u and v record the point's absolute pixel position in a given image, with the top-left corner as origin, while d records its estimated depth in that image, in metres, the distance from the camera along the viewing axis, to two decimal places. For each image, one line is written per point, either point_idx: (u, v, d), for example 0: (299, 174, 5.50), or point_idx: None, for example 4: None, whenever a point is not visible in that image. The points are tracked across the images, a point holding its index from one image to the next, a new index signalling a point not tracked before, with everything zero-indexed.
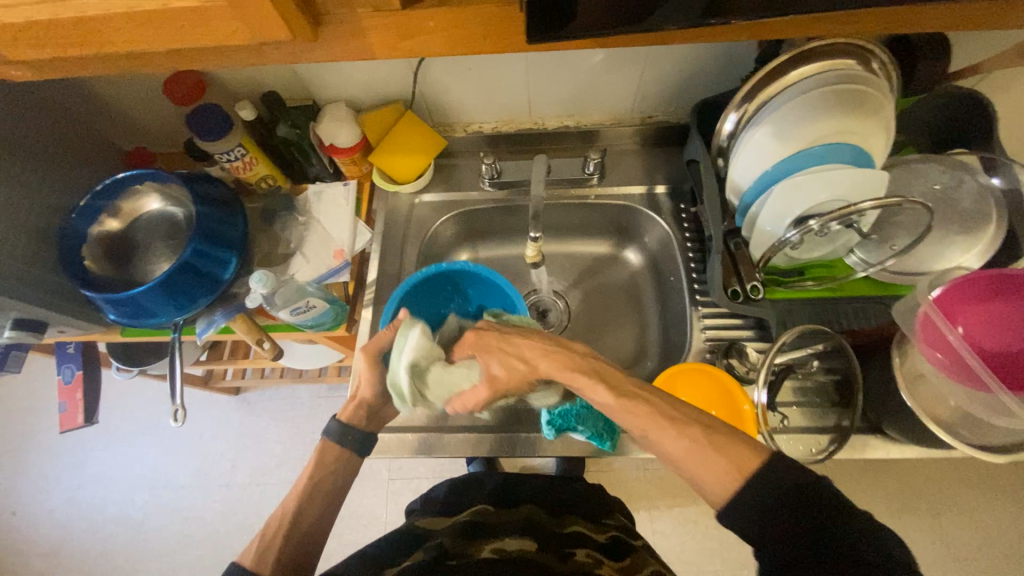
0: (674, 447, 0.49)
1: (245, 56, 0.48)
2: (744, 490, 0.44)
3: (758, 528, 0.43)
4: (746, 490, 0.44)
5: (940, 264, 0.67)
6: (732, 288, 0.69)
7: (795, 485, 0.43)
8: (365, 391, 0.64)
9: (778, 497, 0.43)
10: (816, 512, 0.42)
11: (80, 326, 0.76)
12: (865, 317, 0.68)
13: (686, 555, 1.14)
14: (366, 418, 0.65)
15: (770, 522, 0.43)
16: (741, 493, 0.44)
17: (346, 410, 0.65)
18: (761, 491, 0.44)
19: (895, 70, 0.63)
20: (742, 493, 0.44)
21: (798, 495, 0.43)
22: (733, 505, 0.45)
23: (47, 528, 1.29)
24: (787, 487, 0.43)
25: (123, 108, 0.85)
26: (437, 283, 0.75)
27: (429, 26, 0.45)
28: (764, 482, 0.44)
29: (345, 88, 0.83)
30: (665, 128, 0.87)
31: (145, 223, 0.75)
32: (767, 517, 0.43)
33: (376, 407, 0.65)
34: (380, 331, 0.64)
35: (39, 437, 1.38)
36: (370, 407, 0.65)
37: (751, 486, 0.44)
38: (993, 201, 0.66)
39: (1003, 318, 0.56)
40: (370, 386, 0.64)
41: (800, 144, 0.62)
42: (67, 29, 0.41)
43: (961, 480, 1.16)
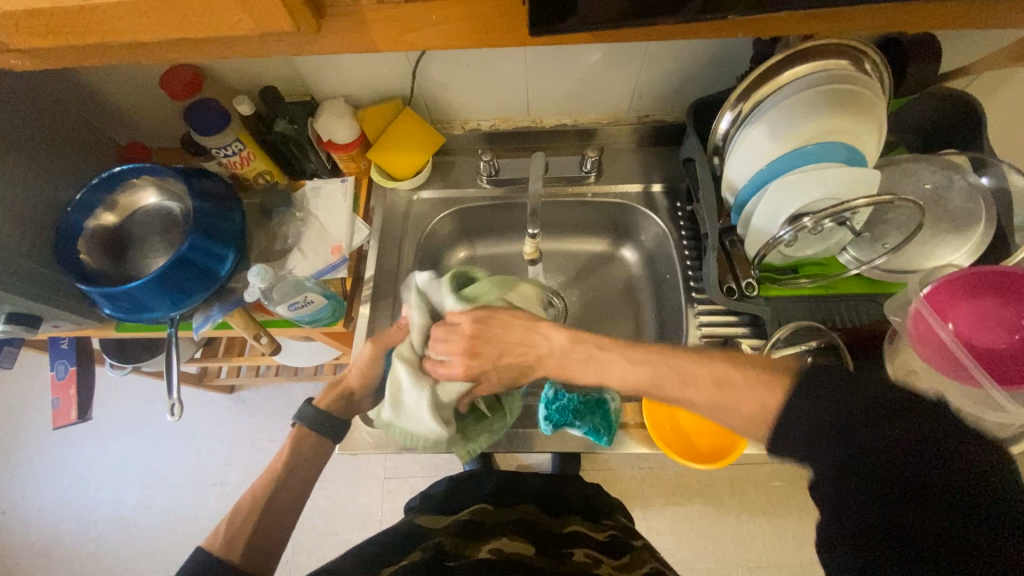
0: None
1: (247, 47, 0.48)
2: (789, 411, 0.44)
3: (816, 429, 0.42)
4: (793, 407, 0.44)
5: (931, 262, 0.68)
6: (727, 285, 0.70)
7: (843, 390, 0.42)
8: (350, 381, 0.67)
9: (829, 409, 0.42)
10: (871, 412, 0.41)
11: (74, 321, 0.76)
12: (856, 314, 0.69)
13: (680, 552, 1.15)
14: (344, 405, 0.67)
15: (826, 438, 0.42)
16: (789, 412, 0.44)
17: (324, 396, 0.67)
18: (808, 406, 0.43)
19: (886, 71, 0.64)
20: (788, 416, 0.44)
21: (840, 404, 0.42)
22: (781, 426, 0.45)
23: (37, 527, 1.27)
24: (834, 399, 0.42)
25: (118, 103, 0.85)
26: None
27: (432, 19, 0.46)
28: (804, 401, 0.44)
29: (343, 84, 0.83)
30: (661, 127, 0.88)
31: (140, 217, 0.75)
32: (823, 434, 0.42)
33: (353, 398, 0.67)
34: (392, 328, 0.66)
35: (29, 436, 1.36)
36: (348, 396, 0.67)
37: (798, 404, 0.44)
38: (983, 199, 0.67)
39: (988, 316, 0.57)
40: (357, 375, 0.66)
41: (794, 143, 0.63)
42: (70, 18, 0.41)
43: None
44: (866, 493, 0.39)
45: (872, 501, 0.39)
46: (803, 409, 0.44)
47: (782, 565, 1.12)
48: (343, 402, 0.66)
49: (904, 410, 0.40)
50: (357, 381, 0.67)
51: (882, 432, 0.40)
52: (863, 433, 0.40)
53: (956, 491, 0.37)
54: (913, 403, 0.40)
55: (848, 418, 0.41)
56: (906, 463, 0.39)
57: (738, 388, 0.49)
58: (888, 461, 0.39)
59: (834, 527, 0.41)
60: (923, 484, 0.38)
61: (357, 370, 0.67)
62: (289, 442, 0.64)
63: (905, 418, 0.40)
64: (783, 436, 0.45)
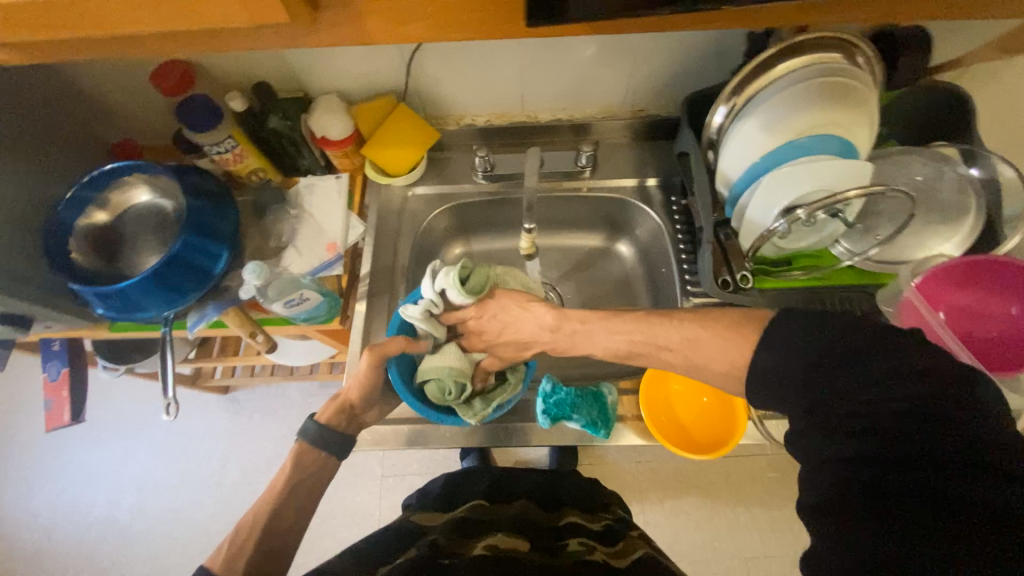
0: None
1: (239, 40, 0.47)
2: (761, 361, 0.45)
3: (793, 373, 0.42)
4: (762, 359, 0.45)
5: (921, 254, 0.69)
6: (722, 277, 0.70)
7: (809, 329, 0.43)
8: (350, 393, 0.66)
9: (793, 355, 0.43)
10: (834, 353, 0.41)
11: (67, 322, 0.75)
12: (849, 305, 0.70)
13: (678, 545, 1.16)
14: (346, 419, 0.66)
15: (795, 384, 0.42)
16: (759, 365, 0.45)
17: (324, 410, 0.66)
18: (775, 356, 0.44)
19: (878, 64, 0.65)
20: (761, 367, 0.45)
21: (803, 349, 0.42)
22: (754, 377, 0.46)
23: (30, 531, 1.26)
24: (801, 346, 0.43)
25: (108, 100, 0.84)
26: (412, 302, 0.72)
27: (427, 12, 0.46)
28: (772, 350, 0.44)
29: (337, 80, 0.83)
30: (655, 121, 0.88)
31: (133, 216, 0.74)
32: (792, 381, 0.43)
33: (354, 410, 0.66)
34: (393, 337, 0.66)
35: (21, 439, 1.35)
36: (349, 409, 0.66)
37: (765, 354, 0.45)
38: (974, 191, 0.68)
39: (970, 308, 0.59)
40: (357, 387, 0.65)
41: (788, 136, 0.64)
42: (60, 11, 0.41)
43: None
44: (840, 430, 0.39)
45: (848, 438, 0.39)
46: (773, 360, 0.44)
47: (779, 556, 1.13)
48: (345, 416, 0.65)
49: (871, 341, 0.40)
50: (358, 393, 0.66)
51: (848, 370, 0.40)
52: (831, 369, 0.41)
53: (926, 408, 0.37)
54: (874, 335, 0.41)
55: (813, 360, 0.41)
56: (872, 394, 0.39)
57: (734, 378, 0.49)
58: (855, 395, 0.39)
59: (816, 472, 0.40)
60: (894, 412, 0.38)
61: (356, 381, 0.65)
62: (290, 458, 0.64)
63: (867, 351, 0.40)
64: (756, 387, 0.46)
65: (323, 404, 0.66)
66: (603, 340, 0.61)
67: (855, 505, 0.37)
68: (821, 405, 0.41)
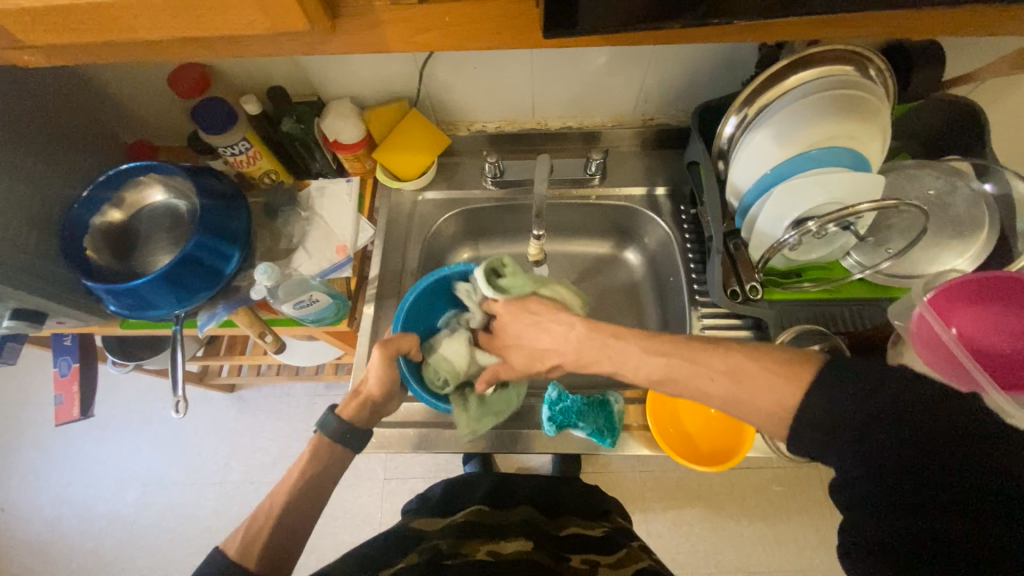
0: None
1: (260, 47, 0.48)
2: (808, 410, 0.44)
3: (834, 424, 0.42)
4: (810, 403, 0.44)
5: (934, 267, 0.68)
6: (732, 289, 0.69)
7: (856, 382, 0.42)
8: (369, 391, 0.65)
9: (848, 408, 0.41)
10: (893, 410, 0.39)
11: (79, 318, 0.76)
12: (860, 319, 0.70)
13: (680, 556, 1.15)
14: (366, 414, 0.65)
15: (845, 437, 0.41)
16: (807, 410, 0.44)
17: (346, 405, 0.65)
18: (826, 405, 0.43)
19: (891, 77, 0.65)
20: (806, 415, 0.44)
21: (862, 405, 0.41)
22: (796, 420, 0.45)
23: (35, 524, 1.27)
24: (855, 399, 0.41)
25: (126, 100, 0.85)
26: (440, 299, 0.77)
27: (444, 21, 0.46)
28: (818, 398, 0.43)
29: (351, 85, 0.83)
30: (666, 130, 0.89)
31: (147, 215, 0.75)
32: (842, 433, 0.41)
33: (378, 404, 0.65)
34: (405, 335, 0.67)
35: (30, 433, 1.36)
36: (372, 404, 0.65)
37: (815, 400, 0.44)
38: (986, 206, 0.68)
39: (990, 320, 0.57)
40: (375, 384, 0.64)
41: (799, 147, 0.64)
42: (86, 15, 0.42)
43: None
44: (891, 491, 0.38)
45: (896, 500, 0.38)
46: (822, 405, 0.43)
47: (782, 570, 1.12)
48: (368, 412, 0.65)
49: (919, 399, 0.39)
50: (378, 389, 0.64)
51: (895, 427, 0.39)
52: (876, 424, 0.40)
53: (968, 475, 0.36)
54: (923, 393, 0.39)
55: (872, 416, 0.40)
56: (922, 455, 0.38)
57: (742, 391, 0.49)
58: (910, 457, 0.38)
59: (856, 523, 0.40)
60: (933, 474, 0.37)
61: (375, 378, 0.64)
62: (309, 449, 0.63)
63: (927, 413, 0.38)
64: (800, 437, 0.44)
65: (346, 398, 0.66)
66: (620, 348, 0.61)
67: (898, 566, 0.37)
68: (861, 458, 0.40)
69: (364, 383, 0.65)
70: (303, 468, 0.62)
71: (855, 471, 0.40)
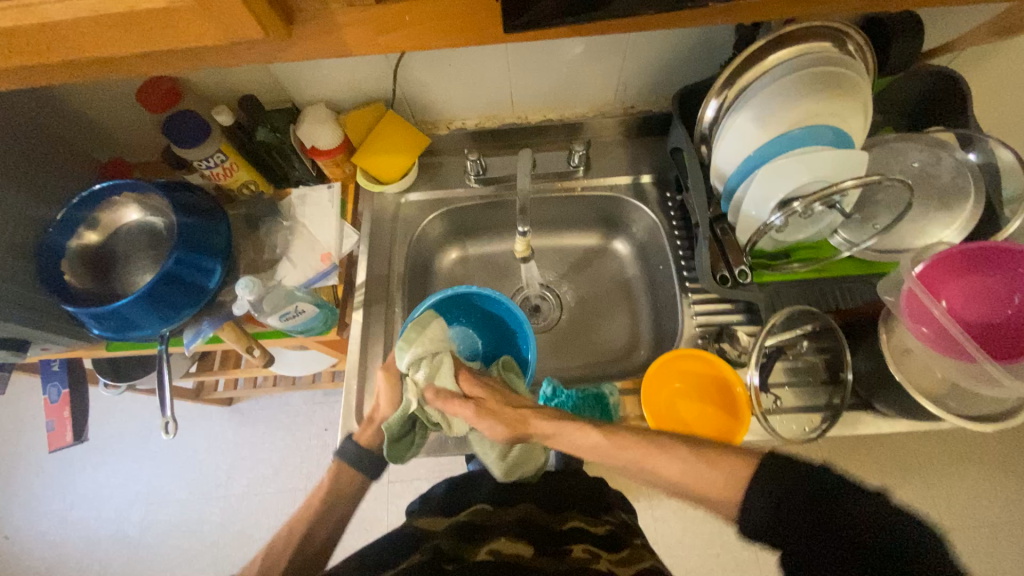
0: (672, 470, 0.52)
1: (216, 58, 0.47)
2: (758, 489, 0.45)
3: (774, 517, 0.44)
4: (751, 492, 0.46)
5: (922, 240, 0.68)
6: (721, 274, 0.69)
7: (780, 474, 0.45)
8: (384, 415, 0.65)
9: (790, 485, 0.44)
10: (817, 493, 0.42)
11: (64, 343, 0.74)
12: (850, 296, 0.70)
13: (686, 540, 1.15)
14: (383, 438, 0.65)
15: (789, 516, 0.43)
16: (748, 501, 0.46)
17: (364, 430, 0.66)
18: (771, 484, 0.45)
19: (870, 51, 0.64)
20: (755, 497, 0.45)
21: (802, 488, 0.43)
22: (745, 514, 0.46)
23: (41, 551, 1.26)
24: (797, 478, 0.44)
25: (96, 118, 0.83)
26: (450, 306, 0.75)
27: (405, 20, 0.45)
28: (765, 483, 0.45)
29: (325, 89, 0.82)
30: (648, 117, 0.87)
31: (125, 235, 0.74)
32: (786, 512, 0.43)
33: None
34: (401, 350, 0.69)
35: (28, 459, 1.35)
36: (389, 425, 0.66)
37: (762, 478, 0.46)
38: (971, 176, 0.67)
39: (980, 290, 0.58)
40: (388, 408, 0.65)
41: (781, 128, 0.62)
42: (32, 36, 0.41)
43: (964, 459, 1.11)
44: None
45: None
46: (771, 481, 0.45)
47: None
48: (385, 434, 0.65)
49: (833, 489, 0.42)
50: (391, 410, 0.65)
51: (818, 513, 0.42)
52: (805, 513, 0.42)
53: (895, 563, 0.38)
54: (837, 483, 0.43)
55: (810, 494, 0.42)
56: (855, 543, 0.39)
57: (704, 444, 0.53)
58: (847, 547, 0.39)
59: None
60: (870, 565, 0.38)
61: (388, 401, 0.65)
62: (331, 472, 0.65)
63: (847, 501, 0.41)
64: (751, 521, 0.45)
65: (365, 426, 0.66)
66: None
67: None
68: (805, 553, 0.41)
69: (376, 409, 0.65)
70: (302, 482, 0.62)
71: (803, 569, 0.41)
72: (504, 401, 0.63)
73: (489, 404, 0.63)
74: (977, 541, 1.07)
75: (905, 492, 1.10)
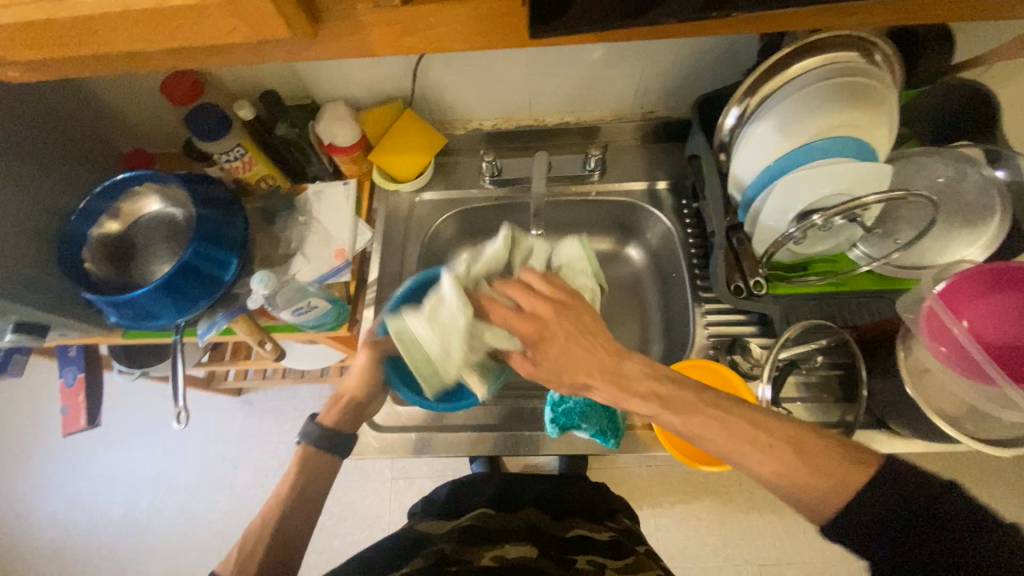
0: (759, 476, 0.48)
1: (241, 54, 0.47)
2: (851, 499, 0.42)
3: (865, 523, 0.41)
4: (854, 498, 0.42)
5: (944, 257, 0.66)
6: (734, 284, 0.68)
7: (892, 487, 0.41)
8: (354, 394, 0.66)
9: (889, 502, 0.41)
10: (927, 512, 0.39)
11: (81, 329, 0.76)
12: (866, 311, 0.68)
13: (688, 551, 1.14)
14: (350, 418, 0.66)
15: (870, 525, 0.41)
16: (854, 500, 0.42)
17: (330, 411, 0.66)
18: (868, 497, 0.41)
19: (897, 63, 0.63)
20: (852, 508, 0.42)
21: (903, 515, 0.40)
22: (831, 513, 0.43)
23: (52, 530, 1.29)
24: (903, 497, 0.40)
25: (121, 109, 0.85)
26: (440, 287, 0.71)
27: (429, 23, 0.45)
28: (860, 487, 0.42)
29: (345, 87, 0.82)
30: (666, 123, 0.87)
31: (144, 225, 0.75)
32: (869, 519, 0.41)
33: (362, 406, 0.67)
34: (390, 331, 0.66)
35: (43, 440, 1.38)
36: (357, 406, 0.67)
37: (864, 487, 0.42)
38: (997, 192, 0.65)
39: (1007, 311, 0.55)
40: (360, 385, 0.66)
41: (803, 138, 0.61)
42: (64, 30, 0.42)
43: (976, 481, 1.09)
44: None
45: None
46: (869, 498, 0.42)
47: (793, 562, 1.11)
48: (353, 414, 0.67)
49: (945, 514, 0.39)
50: (361, 393, 0.66)
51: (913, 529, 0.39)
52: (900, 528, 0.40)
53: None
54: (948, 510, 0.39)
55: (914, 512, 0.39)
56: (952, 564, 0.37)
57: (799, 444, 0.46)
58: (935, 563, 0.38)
59: None
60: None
61: (358, 380, 0.66)
62: (296, 461, 0.63)
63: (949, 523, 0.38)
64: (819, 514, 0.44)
65: (328, 405, 0.67)
66: (669, 391, 0.51)
67: None
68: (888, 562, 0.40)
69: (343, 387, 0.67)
70: (289, 481, 0.62)
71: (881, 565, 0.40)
72: (574, 333, 0.51)
73: (544, 356, 0.50)
74: None
75: None
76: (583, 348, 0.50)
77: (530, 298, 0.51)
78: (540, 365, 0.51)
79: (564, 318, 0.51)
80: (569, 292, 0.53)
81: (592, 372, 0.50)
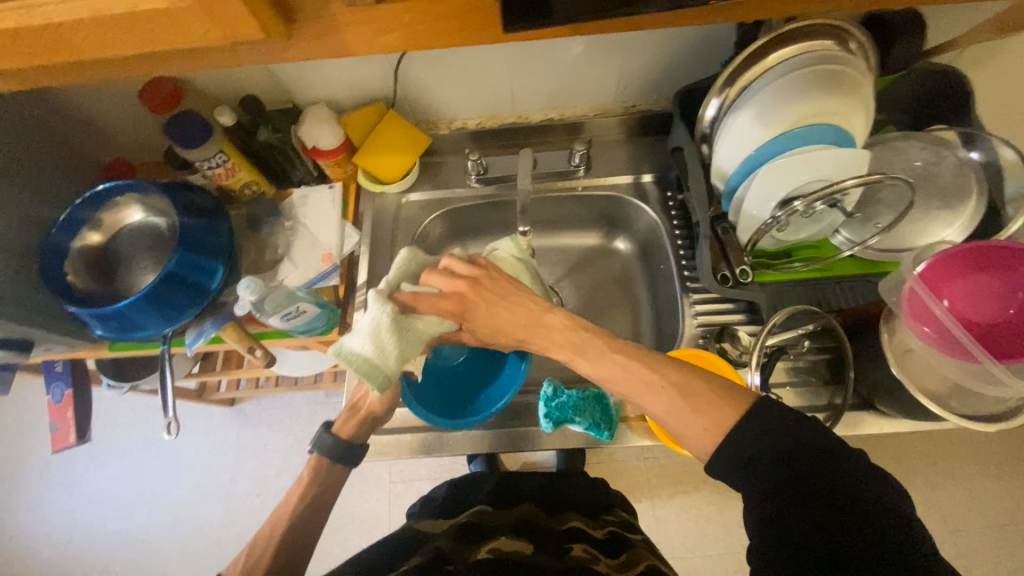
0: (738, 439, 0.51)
1: (217, 58, 0.47)
2: (736, 438, 0.45)
3: (752, 455, 0.44)
4: (743, 434, 0.45)
5: (925, 240, 0.67)
6: (721, 273, 0.68)
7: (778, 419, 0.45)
8: (373, 408, 0.66)
9: (771, 448, 0.43)
10: (802, 442, 0.43)
11: (67, 343, 0.75)
12: (851, 295, 0.69)
13: (688, 541, 1.15)
14: (365, 429, 0.66)
15: (756, 471, 0.44)
16: (737, 436, 0.45)
17: (345, 424, 0.66)
18: (753, 433, 0.45)
19: (871, 50, 0.64)
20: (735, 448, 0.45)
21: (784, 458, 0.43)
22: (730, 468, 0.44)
23: (46, 550, 1.27)
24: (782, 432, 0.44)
25: (99, 119, 0.84)
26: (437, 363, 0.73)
27: (405, 20, 0.45)
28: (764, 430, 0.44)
29: (327, 90, 0.82)
30: (648, 117, 0.87)
31: (127, 236, 0.74)
32: (755, 465, 0.44)
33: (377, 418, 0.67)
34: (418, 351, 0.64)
35: (33, 459, 1.36)
36: (373, 418, 0.67)
37: (746, 430, 0.45)
38: (973, 173, 0.67)
39: (985, 289, 0.57)
40: (378, 399, 0.66)
41: (782, 126, 0.62)
42: (34, 37, 0.41)
43: (965, 458, 1.10)
44: (786, 547, 0.40)
45: (776, 512, 0.42)
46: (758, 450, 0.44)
47: None
48: (367, 426, 0.67)
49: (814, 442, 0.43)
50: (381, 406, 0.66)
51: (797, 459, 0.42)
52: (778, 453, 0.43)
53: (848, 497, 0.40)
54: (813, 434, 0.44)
55: (794, 445, 0.43)
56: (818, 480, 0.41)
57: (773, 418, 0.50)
58: (804, 481, 0.42)
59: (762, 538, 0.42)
60: (828, 495, 0.41)
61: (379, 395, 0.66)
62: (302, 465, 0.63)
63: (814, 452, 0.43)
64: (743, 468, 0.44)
65: (348, 413, 0.67)
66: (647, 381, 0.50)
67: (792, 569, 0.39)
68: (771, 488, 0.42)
69: (362, 399, 0.67)
70: (301, 491, 0.62)
71: (763, 488, 0.43)
72: (497, 300, 0.58)
73: (478, 321, 0.59)
74: (983, 542, 1.06)
75: (912, 495, 1.08)
76: (505, 308, 0.58)
77: (450, 279, 0.60)
78: (477, 330, 0.60)
79: (481, 287, 0.59)
80: (482, 267, 0.60)
81: (522, 327, 0.57)
